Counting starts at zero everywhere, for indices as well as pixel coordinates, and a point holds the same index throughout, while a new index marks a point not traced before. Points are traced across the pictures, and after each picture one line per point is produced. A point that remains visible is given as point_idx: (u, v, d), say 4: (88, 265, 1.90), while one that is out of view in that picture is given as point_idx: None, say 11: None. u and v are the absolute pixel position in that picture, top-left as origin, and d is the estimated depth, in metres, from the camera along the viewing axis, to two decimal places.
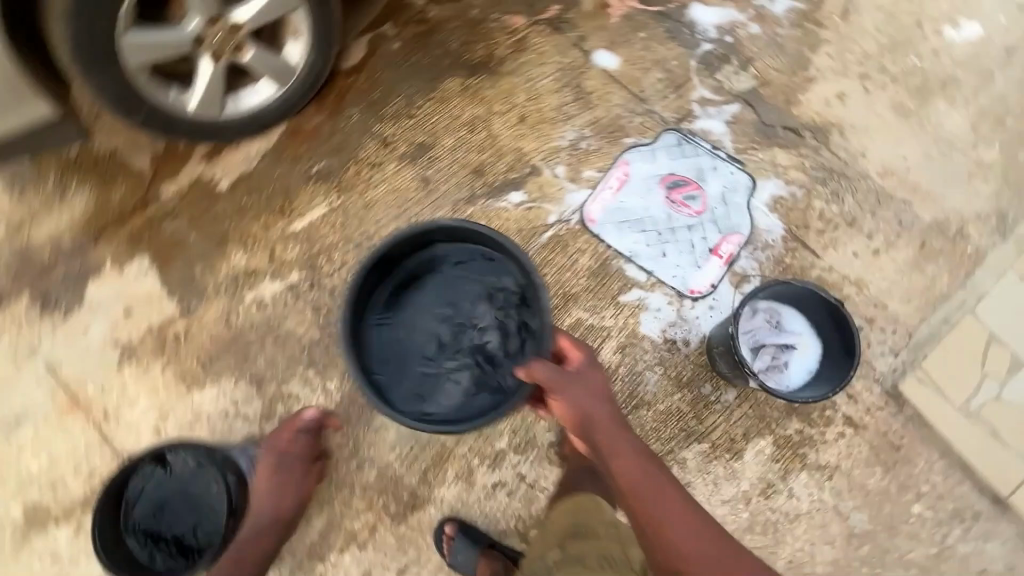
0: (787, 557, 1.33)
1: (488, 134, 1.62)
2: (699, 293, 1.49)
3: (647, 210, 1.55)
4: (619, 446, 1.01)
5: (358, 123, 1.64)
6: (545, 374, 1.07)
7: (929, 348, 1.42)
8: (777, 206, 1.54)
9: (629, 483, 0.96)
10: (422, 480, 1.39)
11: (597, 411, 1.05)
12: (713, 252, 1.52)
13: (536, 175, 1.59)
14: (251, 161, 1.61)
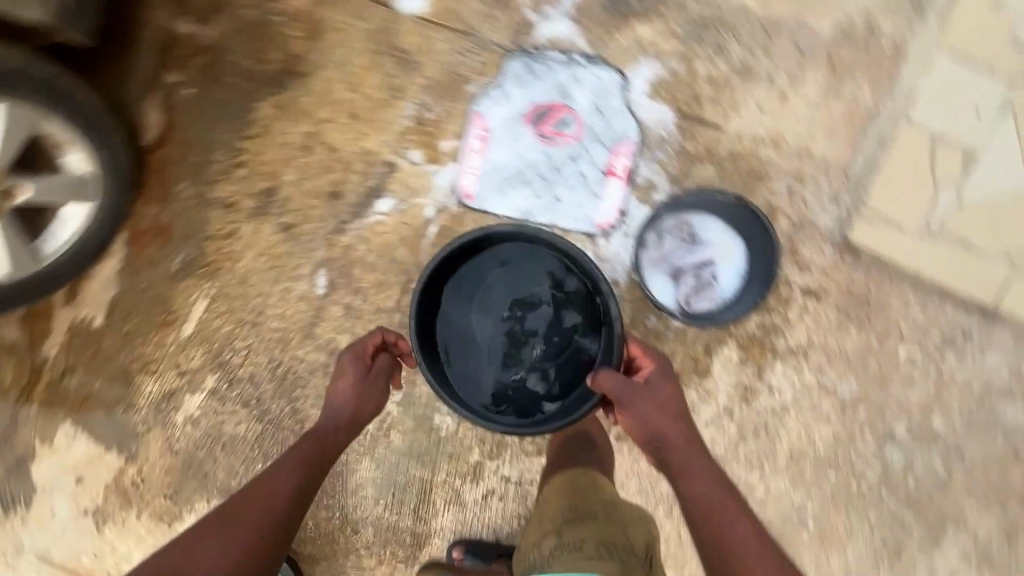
0: (787, 450, 1.28)
1: (327, 148, 1.43)
2: (610, 225, 1.32)
3: (524, 159, 1.37)
4: (697, 464, 1.01)
5: (193, 197, 1.47)
6: (612, 384, 1.04)
7: (869, 181, 1.26)
8: (658, 91, 1.33)
9: (705, 504, 0.97)
10: (415, 520, 1.37)
11: (673, 428, 1.05)
12: (608, 175, 1.34)
13: (395, 171, 1.41)
14: (112, 285, 1.49)
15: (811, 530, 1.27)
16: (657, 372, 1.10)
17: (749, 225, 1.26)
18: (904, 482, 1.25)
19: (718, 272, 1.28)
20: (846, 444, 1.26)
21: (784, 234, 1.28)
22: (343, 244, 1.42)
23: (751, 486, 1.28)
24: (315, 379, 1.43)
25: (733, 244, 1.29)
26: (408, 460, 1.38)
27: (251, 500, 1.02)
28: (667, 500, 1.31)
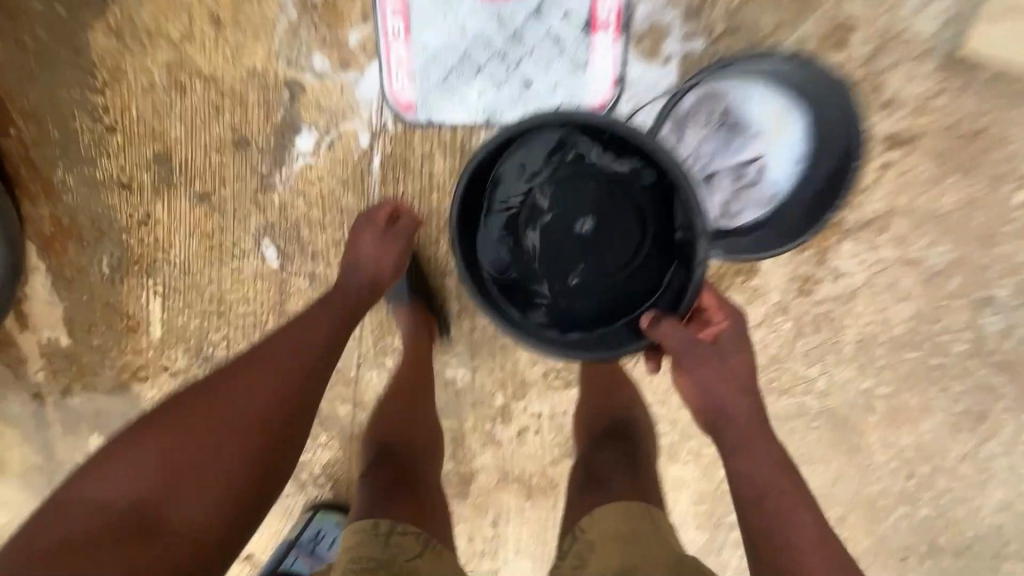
0: (856, 337, 1.07)
1: (203, 80, 1.04)
2: (606, 105, 0.97)
3: (468, 33, 0.98)
4: (760, 443, 0.84)
5: (79, 184, 1.16)
6: (674, 338, 0.86)
7: None
8: None
9: (758, 483, 0.81)
10: (457, 461, 1.34)
11: (739, 401, 0.88)
12: (591, 28, 0.95)
13: (301, 91, 1.03)
14: (54, 299, 1.30)
15: (883, 412, 1.13)
16: (727, 336, 0.94)
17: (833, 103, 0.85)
18: (1000, 348, 1.05)
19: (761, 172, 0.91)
20: (931, 320, 1.04)
21: (856, 63, 0.92)
22: (276, 203, 1.13)
23: (811, 381, 1.13)
24: None
25: (791, 124, 0.90)
26: None
27: (269, 364, 0.81)
28: None
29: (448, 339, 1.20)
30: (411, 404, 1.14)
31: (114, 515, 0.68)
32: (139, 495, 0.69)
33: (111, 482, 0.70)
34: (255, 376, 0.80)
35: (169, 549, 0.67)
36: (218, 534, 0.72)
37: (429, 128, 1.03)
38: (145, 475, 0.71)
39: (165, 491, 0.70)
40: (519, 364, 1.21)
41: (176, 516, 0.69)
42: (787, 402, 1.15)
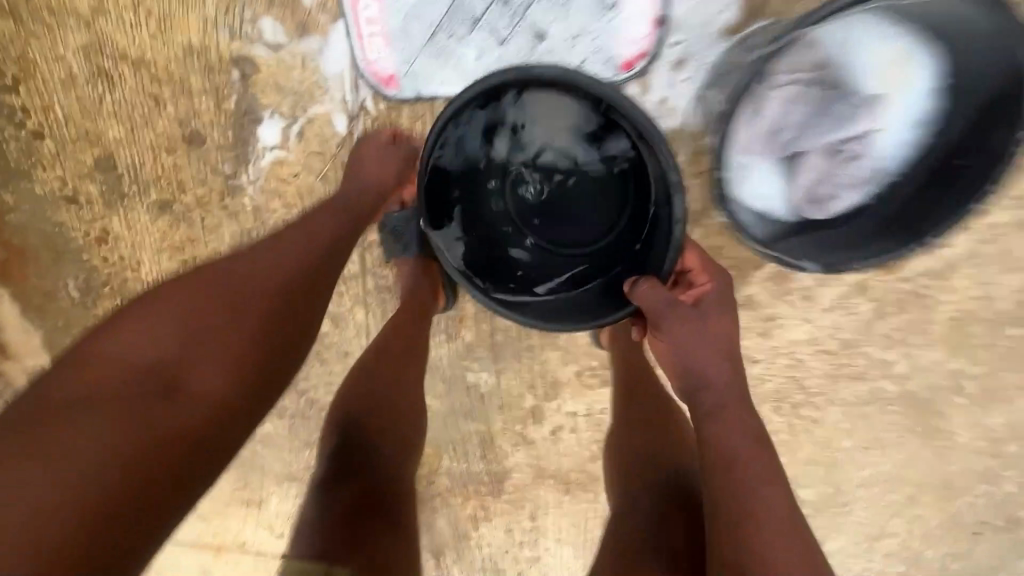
0: (950, 317, 0.93)
1: (131, 65, 0.84)
2: (643, 56, 0.76)
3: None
4: (737, 412, 0.74)
5: (20, 201, 0.99)
6: (649, 299, 0.76)
7: None
8: None
9: (730, 453, 0.71)
10: (488, 461, 1.23)
11: (719, 367, 0.78)
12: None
13: (258, 67, 0.83)
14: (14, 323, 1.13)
15: (970, 392, 0.99)
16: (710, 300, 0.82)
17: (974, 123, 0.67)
18: None
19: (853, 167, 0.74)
20: None
21: None
22: (247, 209, 0.92)
23: (890, 366, 0.97)
24: (313, 370, 1.12)
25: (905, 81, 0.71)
26: (456, 419, 1.17)
27: (293, 244, 0.73)
28: (775, 399, 1.04)
29: (468, 342, 1.07)
30: (399, 374, 0.93)
31: (140, 368, 0.62)
32: (161, 352, 0.64)
33: (141, 340, 0.64)
34: (281, 253, 0.72)
35: (182, 421, 0.61)
36: (235, 410, 0.65)
37: (420, 103, 0.83)
38: (168, 335, 0.65)
39: (190, 349, 0.64)
40: (550, 364, 1.08)
41: (193, 380, 0.63)
42: (859, 388, 1.01)
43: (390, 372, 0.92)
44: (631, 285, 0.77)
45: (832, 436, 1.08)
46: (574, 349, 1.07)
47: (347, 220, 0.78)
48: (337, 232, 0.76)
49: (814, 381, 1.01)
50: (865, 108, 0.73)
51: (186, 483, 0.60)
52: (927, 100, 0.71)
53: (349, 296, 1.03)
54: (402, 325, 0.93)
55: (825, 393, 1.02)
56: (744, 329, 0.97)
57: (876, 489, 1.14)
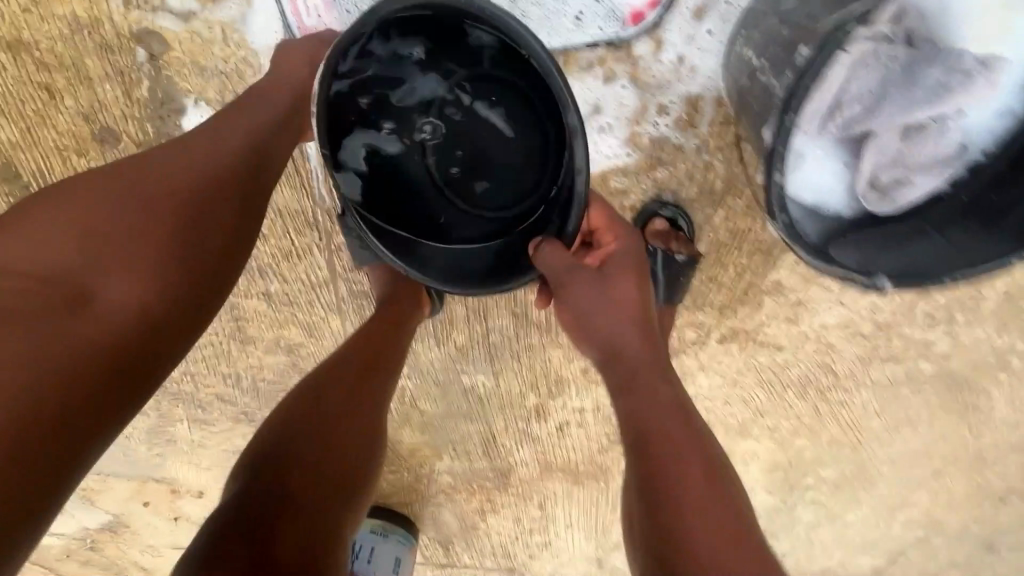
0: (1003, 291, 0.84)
1: (8, 48, 0.67)
2: (656, 2, 0.62)
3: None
4: (649, 385, 0.60)
5: None
6: (548, 264, 0.62)
7: None
8: None
9: (653, 425, 0.58)
10: (490, 460, 1.13)
11: (628, 336, 0.63)
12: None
13: (179, 43, 0.67)
14: None
15: (1011, 365, 0.92)
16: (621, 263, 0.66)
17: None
18: None
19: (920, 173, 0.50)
20: None
21: None
22: None
23: (929, 346, 0.88)
24: (291, 383, 1.00)
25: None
26: (453, 421, 1.08)
27: (218, 138, 0.59)
28: (799, 384, 0.95)
29: (459, 344, 0.96)
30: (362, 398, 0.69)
31: (32, 273, 0.49)
32: (61, 254, 0.50)
33: (37, 239, 0.50)
34: (202, 150, 0.57)
35: (91, 342, 0.49)
36: (161, 327, 0.53)
37: None
38: (65, 234, 0.50)
39: (94, 252, 0.51)
40: (552, 361, 0.98)
41: (103, 290, 0.50)
42: (894, 369, 0.92)
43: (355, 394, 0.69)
44: (534, 248, 0.63)
45: (860, 417, 1.00)
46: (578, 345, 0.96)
47: (285, 114, 0.63)
48: (269, 127, 0.62)
49: (845, 365, 0.92)
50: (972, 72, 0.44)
51: (105, 413, 0.49)
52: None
53: (320, 304, 0.90)
54: (375, 339, 0.75)
55: (856, 376, 0.93)
56: (770, 317, 0.86)
57: (903, 465, 1.07)
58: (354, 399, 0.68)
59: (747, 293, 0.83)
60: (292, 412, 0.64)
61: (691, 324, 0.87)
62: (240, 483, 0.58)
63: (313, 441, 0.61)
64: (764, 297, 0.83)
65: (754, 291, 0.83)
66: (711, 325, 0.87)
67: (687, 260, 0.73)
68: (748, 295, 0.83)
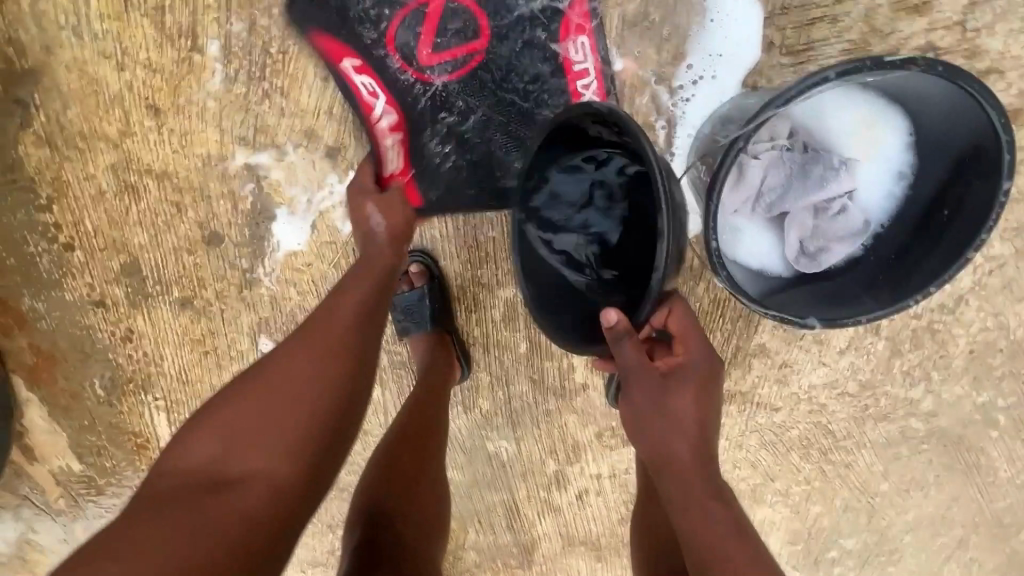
0: (968, 349, 0.90)
1: (154, 177, 0.90)
2: None
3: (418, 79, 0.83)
4: (704, 496, 0.67)
5: (50, 308, 1.03)
6: (623, 358, 0.70)
7: None
8: None
9: (706, 544, 0.64)
10: (514, 532, 1.17)
11: (683, 449, 0.70)
12: (562, 33, 0.79)
13: (273, 168, 0.89)
14: (45, 417, 1.16)
15: (1004, 424, 0.96)
16: (685, 373, 0.73)
17: (924, 250, 0.60)
18: None
19: (836, 246, 0.63)
20: None
21: (952, 26, 0.70)
22: (266, 299, 0.97)
23: (915, 403, 0.95)
24: None
25: (881, 142, 0.62)
26: (478, 490, 1.15)
27: (334, 311, 0.69)
28: (800, 446, 1.02)
29: (484, 413, 1.07)
30: (417, 461, 0.84)
31: (189, 474, 0.59)
32: (211, 456, 0.60)
33: (196, 446, 0.61)
34: (313, 338, 0.66)
35: (242, 518, 0.56)
36: (294, 487, 0.59)
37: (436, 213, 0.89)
38: (212, 437, 0.61)
39: (232, 443, 0.60)
40: (568, 429, 1.06)
41: (241, 468, 0.59)
42: (887, 428, 0.98)
43: (406, 463, 0.83)
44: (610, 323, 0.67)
45: (867, 479, 1.04)
46: (593, 412, 1.04)
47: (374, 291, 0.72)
48: (377, 287, 0.73)
49: (840, 425, 0.99)
50: (844, 165, 0.61)
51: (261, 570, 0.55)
52: (912, 152, 0.61)
53: None
54: (422, 408, 0.88)
55: (853, 436, 1.00)
56: (761, 377, 0.96)
57: (925, 534, 1.08)
58: (419, 460, 0.84)
59: (734, 354, 0.94)
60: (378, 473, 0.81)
61: None
62: (356, 533, 0.77)
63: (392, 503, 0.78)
64: (751, 358, 0.95)
65: (742, 353, 0.94)
66: None
67: None
68: (734, 357, 0.95)
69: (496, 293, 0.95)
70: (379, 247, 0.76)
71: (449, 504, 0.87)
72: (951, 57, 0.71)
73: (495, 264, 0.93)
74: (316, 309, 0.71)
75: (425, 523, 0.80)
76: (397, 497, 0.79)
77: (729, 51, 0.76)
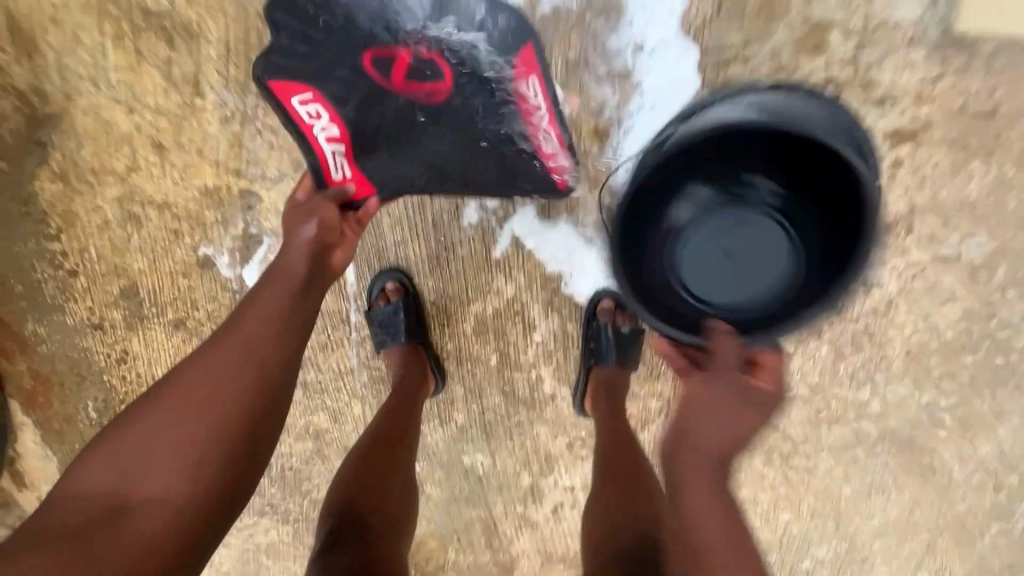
0: (904, 350, 0.96)
1: (156, 208, 1.00)
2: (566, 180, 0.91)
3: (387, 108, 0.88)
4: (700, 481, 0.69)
5: (50, 332, 1.10)
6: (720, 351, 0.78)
7: None
8: (653, 26, 0.85)
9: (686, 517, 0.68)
10: (493, 551, 1.19)
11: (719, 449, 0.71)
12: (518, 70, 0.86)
13: (263, 198, 0.99)
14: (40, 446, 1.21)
15: (950, 424, 1.01)
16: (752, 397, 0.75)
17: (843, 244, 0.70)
18: None
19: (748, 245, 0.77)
20: (984, 317, 0.93)
21: (847, 61, 0.81)
22: None
23: (864, 405, 1.01)
24: (315, 468, 1.18)
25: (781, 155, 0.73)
26: (456, 506, 1.18)
27: (241, 321, 0.70)
28: (762, 451, 1.06)
29: (459, 426, 1.11)
30: (390, 461, 0.89)
31: (88, 501, 0.61)
32: (109, 481, 0.63)
33: (93, 470, 0.63)
34: (210, 361, 0.67)
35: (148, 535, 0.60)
36: (198, 503, 0.62)
37: (411, 234, 0.99)
38: (111, 462, 0.63)
39: (134, 466, 0.63)
40: (540, 440, 1.11)
41: (143, 495, 0.61)
42: (842, 431, 1.03)
43: (378, 462, 0.87)
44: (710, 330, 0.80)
45: (829, 485, 1.08)
46: (562, 422, 1.09)
47: (288, 295, 0.72)
48: (291, 295, 0.72)
49: (797, 429, 1.04)
50: None
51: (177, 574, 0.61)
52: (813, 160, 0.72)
53: (345, 390, 1.11)
54: (396, 412, 0.95)
55: (811, 440, 1.05)
56: None
57: (893, 540, 1.10)
58: (391, 459, 0.89)
59: None
60: (355, 469, 0.86)
61: (652, 394, 1.04)
62: (326, 525, 0.80)
63: (364, 493, 0.83)
64: None
65: None
66: (670, 395, 1.03)
67: (631, 330, 0.96)
68: None
69: (468, 309, 1.03)
70: (295, 255, 0.74)
71: (416, 507, 0.90)
72: (848, 89, 0.82)
73: (464, 282, 1.01)
74: (229, 317, 0.71)
75: (388, 519, 0.83)
76: (366, 492, 0.84)
77: (669, 88, 0.87)
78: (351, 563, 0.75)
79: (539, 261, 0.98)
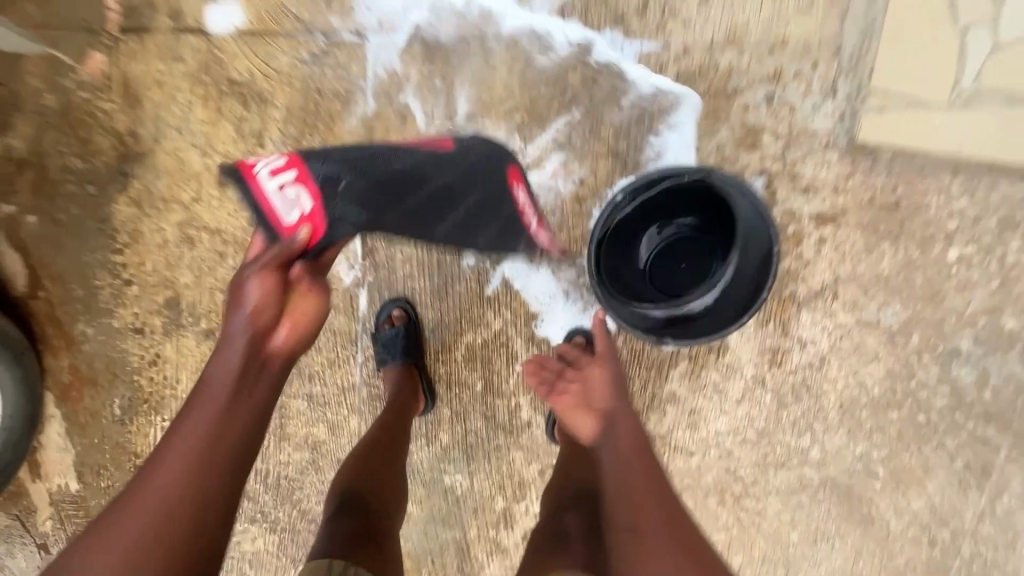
0: (837, 403, 1.10)
1: (208, 233, 1.19)
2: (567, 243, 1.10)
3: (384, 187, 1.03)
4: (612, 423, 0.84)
5: (96, 333, 1.27)
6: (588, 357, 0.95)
7: (926, 51, 0.96)
8: (626, 117, 1.04)
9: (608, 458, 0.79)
10: (465, 573, 1.27)
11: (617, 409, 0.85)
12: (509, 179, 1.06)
13: None
14: (65, 442, 1.35)
15: (882, 476, 1.12)
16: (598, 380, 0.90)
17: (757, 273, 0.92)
18: (982, 399, 1.06)
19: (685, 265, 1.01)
20: (905, 377, 1.07)
21: (777, 157, 1.01)
22: None
23: (805, 453, 1.13)
24: (308, 479, 1.29)
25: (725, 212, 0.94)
26: (433, 527, 1.27)
27: (187, 428, 0.68)
28: (716, 491, 1.16)
29: (443, 446, 1.23)
30: (388, 458, 1.02)
31: None
32: None
33: None
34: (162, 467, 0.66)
35: None
36: None
37: (418, 270, 1.17)
38: None
39: None
40: (515, 465, 1.22)
41: None
42: (787, 475, 1.14)
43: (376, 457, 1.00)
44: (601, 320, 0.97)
45: (778, 529, 1.17)
46: (536, 449, 1.20)
47: (236, 385, 0.71)
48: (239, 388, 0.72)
49: (747, 472, 1.15)
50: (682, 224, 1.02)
51: None
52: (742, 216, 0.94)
53: (345, 405, 1.24)
54: (391, 422, 1.08)
55: (760, 483, 1.15)
56: (674, 422, 1.15)
57: None
58: (388, 457, 1.02)
59: (650, 399, 1.14)
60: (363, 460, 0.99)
61: None
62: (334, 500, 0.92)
63: (366, 472, 0.97)
64: (664, 405, 1.14)
65: (657, 399, 1.14)
66: None
67: None
68: (651, 402, 1.14)
69: (461, 339, 1.19)
70: (241, 346, 0.74)
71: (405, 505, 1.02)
72: (778, 179, 1.02)
73: (459, 315, 1.18)
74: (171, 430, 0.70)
75: (383, 504, 0.94)
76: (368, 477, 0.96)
77: (685, 117, 1.03)
78: (359, 529, 0.86)
79: (525, 301, 1.15)
